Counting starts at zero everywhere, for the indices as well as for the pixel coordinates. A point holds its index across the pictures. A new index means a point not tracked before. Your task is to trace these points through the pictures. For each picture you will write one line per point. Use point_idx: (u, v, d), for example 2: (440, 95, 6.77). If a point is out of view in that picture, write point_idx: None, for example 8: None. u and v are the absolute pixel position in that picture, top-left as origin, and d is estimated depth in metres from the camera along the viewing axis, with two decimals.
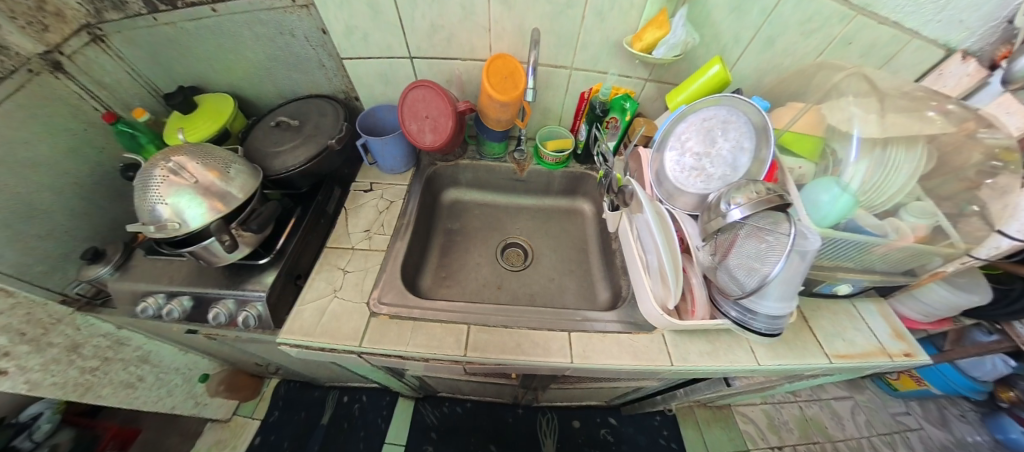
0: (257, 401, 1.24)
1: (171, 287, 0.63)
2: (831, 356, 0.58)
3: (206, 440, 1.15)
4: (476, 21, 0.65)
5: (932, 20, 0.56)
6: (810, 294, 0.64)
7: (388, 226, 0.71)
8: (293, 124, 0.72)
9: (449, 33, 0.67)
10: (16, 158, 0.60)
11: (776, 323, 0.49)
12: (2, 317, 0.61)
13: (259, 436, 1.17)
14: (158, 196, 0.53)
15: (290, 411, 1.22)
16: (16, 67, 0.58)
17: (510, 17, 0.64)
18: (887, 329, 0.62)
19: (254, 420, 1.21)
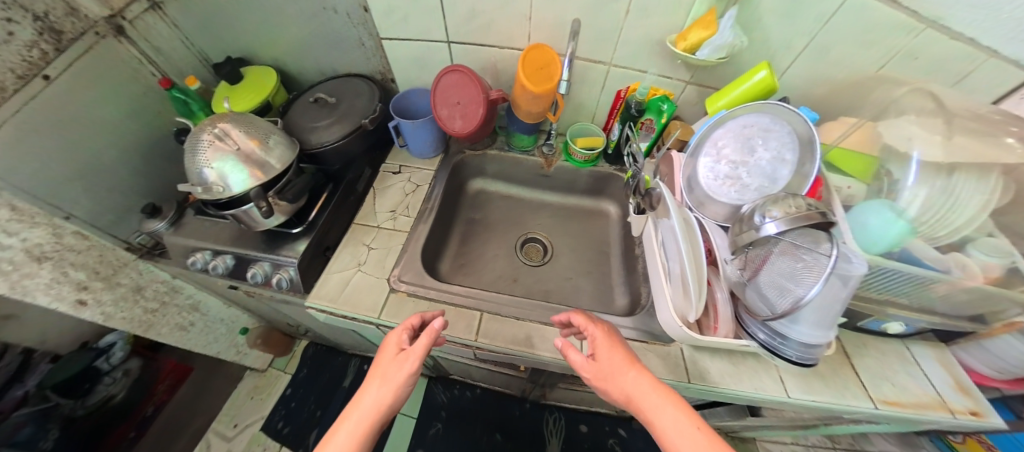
0: (290, 357, 1.32)
1: (217, 246, 0.69)
2: (877, 401, 0.52)
3: (247, 384, 1.27)
4: (514, 9, 0.64)
5: (1016, 39, 0.48)
6: (854, 328, 0.59)
7: (412, 209, 0.73)
8: (330, 102, 0.75)
9: (484, 19, 0.66)
10: (89, 117, 0.68)
11: (811, 351, 0.43)
12: (80, 255, 0.70)
13: (290, 388, 1.26)
14: (206, 160, 0.58)
15: (316, 373, 1.28)
16: (84, 29, 0.65)
17: (549, 7, 0.63)
18: (948, 381, 0.56)
19: (287, 374, 1.30)
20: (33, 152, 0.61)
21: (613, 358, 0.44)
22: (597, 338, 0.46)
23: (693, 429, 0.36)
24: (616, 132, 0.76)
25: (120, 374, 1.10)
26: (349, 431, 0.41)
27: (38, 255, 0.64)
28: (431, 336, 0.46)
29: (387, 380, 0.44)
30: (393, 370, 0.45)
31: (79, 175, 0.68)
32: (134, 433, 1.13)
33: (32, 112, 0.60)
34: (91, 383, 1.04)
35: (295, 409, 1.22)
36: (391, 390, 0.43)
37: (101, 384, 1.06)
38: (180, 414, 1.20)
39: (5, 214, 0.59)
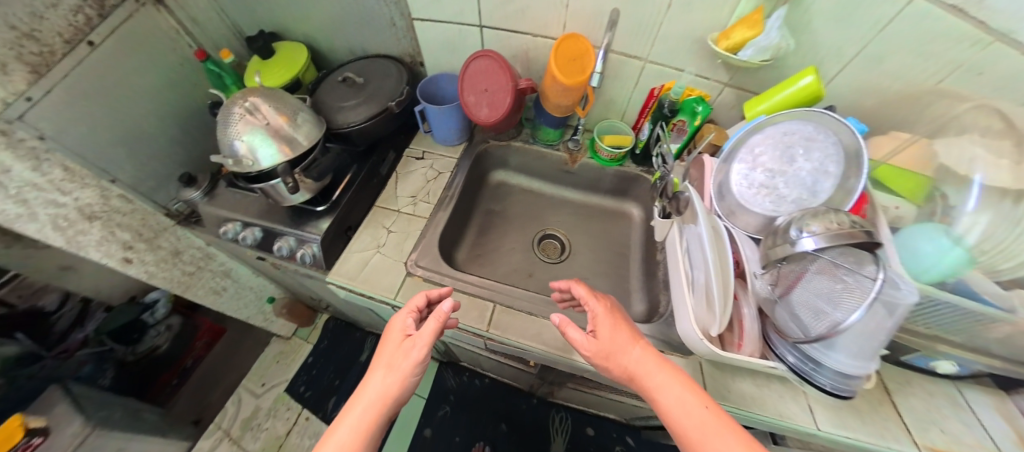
0: (312, 328, 1.38)
1: (247, 218, 0.74)
2: (921, 446, 0.48)
3: (272, 348, 1.33)
4: None
5: None
6: (896, 362, 0.55)
7: (433, 195, 0.73)
8: (358, 83, 0.75)
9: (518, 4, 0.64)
10: (126, 84, 0.73)
11: (848, 381, 0.39)
12: (126, 217, 0.78)
13: (311, 356, 1.31)
14: (236, 133, 0.60)
15: (336, 345, 1.33)
16: None
17: None
18: (1009, 434, 0.49)
19: (310, 343, 1.35)
20: (79, 117, 0.67)
21: (619, 335, 0.43)
22: (600, 316, 0.45)
23: (698, 408, 0.36)
24: (646, 132, 0.73)
25: (163, 328, 1.19)
26: (355, 421, 0.41)
27: (90, 214, 0.72)
28: (438, 320, 0.45)
29: (392, 369, 0.43)
30: (399, 359, 0.44)
31: (118, 140, 0.74)
32: (177, 381, 1.24)
33: (75, 80, 0.65)
34: (139, 334, 1.13)
35: (316, 376, 1.27)
36: (397, 380, 0.43)
37: (148, 335, 1.15)
38: (216, 369, 1.30)
39: (59, 175, 0.66)
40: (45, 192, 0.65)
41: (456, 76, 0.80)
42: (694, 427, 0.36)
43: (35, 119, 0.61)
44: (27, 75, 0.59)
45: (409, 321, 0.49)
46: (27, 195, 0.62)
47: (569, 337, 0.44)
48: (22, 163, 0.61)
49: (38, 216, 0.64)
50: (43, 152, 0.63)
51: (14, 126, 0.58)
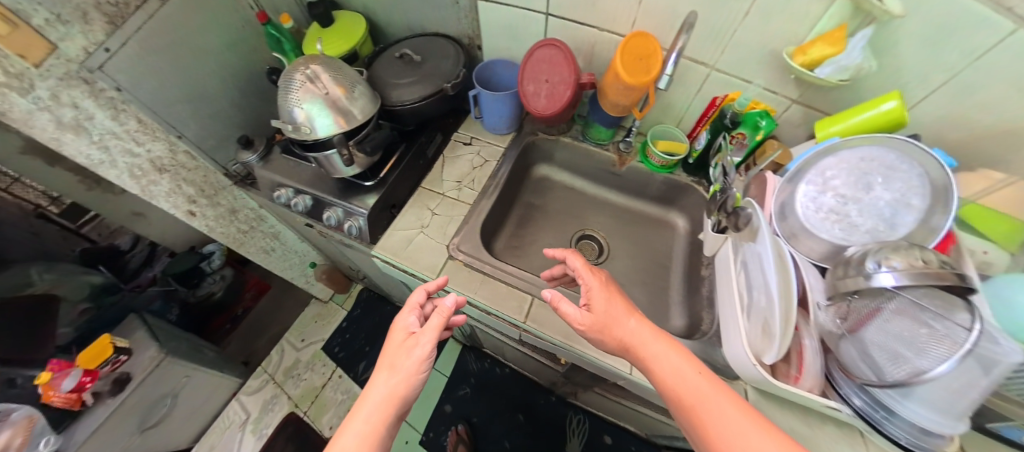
0: (347, 296, 1.47)
1: (298, 186, 0.79)
2: None
3: (311, 310, 1.44)
4: None
5: None
6: None
7: (478, 183, 0.73)
8: (414, 60, 0.75)
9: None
10: (191, 41, 0.77)
11: (931, 439, 0.34)
12: (190, 173, 0.88)
13: (345, 322, 1.40)
14: (297, 100, 0.62)
15: (368, 314, 1.42)
16: None
17: None
18: None
19: (344, 310, 1.44)
20: (156, 76, 0.75)
21: (618, 308, 0.46)
22: (594, 290, 0.48)
23: (694, 374, 0.38)
24: (704, 141, 0.70)
25: (218, 277, 1.35)
26: (364, 421, 0.41)
27: (160, 167, 0.82)
28: (443, 316, 0.48)
29: (395, 368, 0.45)
30: (401, 357, 0.46)
31: (186, 99, 0.81)
32: (229, 325, 1.43)
33: (150, 35, 0.71)
34: (199, 280, 1.30)
35: (349, 339, 1.37)
36: (400, 379, 0.44)
37: (206, 281, 1.32)
38: (262, 318, 1.49)
39: (134, 126, 0.76)
40: (124, 142, 0.75)
41: (512, 62, 0.78)
42: (689, 390, 0.37)
43: (113, 71, 0.68)
44: (106, 26, 0.66)
45: (412, 318, 0.50)
46: (108, 143, 0.73)
47: (561, 312, 0.47)
48: (103, 111, 0.71)
49: (117, 165, 0.76)
50: (120, 102, 0.72)
51: (96, 75, 0.67)
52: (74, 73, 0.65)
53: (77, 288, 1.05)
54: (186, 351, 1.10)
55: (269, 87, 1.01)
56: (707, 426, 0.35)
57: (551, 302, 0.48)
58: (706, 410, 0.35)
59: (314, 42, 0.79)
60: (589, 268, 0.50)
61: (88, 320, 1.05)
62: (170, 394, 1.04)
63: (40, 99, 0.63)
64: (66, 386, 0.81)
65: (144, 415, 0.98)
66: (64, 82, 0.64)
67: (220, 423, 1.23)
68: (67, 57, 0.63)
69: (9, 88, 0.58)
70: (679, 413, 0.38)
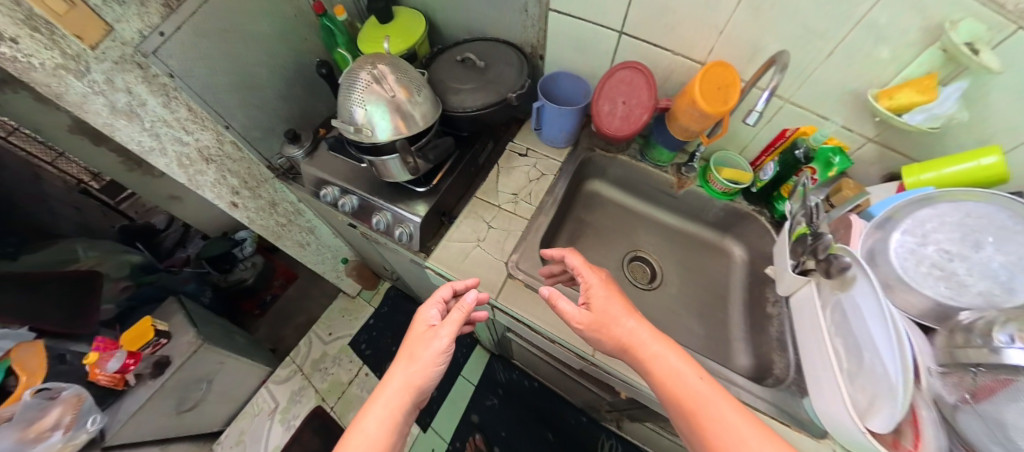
0: (375, 293, 1.47)
1: (344, 185, 0.79)
2: None
3: (338, 304, 1.45)
4: (709, 20, 0.57)
5: None
6: None
7: (535, 196, 0.71)
8: (478, 66, 0.72)
9: (671, 16, 0.59)
10: (245, 28, 0.75)
11: None
12: (235, 165, 0.88)
13: (373, 319, 1.41)
14: (363, 100, 0.59)
15: (395, 312, 1.43)
16: None
17: (749, 27, 0.55)
18: None
19: (371, 307, 1.45)
20: (207, 61, 0.72)
21: (616, 307, 0.49)
22: (594, 288, 0.50)
23: (694, 378, 0.42)
24: (771, 173, 0.67)
25: (248, 264, 1.42)
26: (384, 407, 0.45)
27: (207, 157, 0.82)
28: (463, 311, 0.51)
29: (413, 359, 0.49)
30: (420, 348, 0.49)
31: (234, 87, 0.79)
32: (258, 311, 1.51)
33: (205, 19, 0.68)
34: (231, 265, 1.36)
35: (376, 337, 1.38)
36: (417, 369, 0.48)
37: (239, 268, 1.38)
38: (288, 306, 1.53)
39: (183, 114, 0.75)
40: (174, 130, 0.75)
41: (575, 75, 0.76)
42: (687, 391, 0.41)
43: (166, 56, 0.67)
44: (161, 9, 0.64)
45: (432, 311, 0.54)
46: (158, 130, 0.73)
47: (559, 309, 0.49)
48: (155, 98, 0.70)
49: (167, 153, 0.76)
50: (172, 89, 0.71)
51: (150, 60, 0.65)
52: (129, 56, 0.64)
53: (119, 266, 1.15)
54: (219, 337, 1.11)
55: (317, 80, 1.00)
56: (703, 424, 0.39)
57: (548, 299, 0.50)
58: (703, 410, 0.39)
59: (381, 39, 0.76)
60: (589, 266, 0.52)
61: (128, 296, 1.16)
62: (205, 378, 1.06)
63: (95, 83, 0.62)
64: (111, 367, 0.86)
65: (180, 398, 1.00)
66: (118, 66, 0.63)
67: (250, 409, 1.23)
68: (122, 41, 0.62)
69: (65, 69, 0.58)
70: (675, 411, 0.42)
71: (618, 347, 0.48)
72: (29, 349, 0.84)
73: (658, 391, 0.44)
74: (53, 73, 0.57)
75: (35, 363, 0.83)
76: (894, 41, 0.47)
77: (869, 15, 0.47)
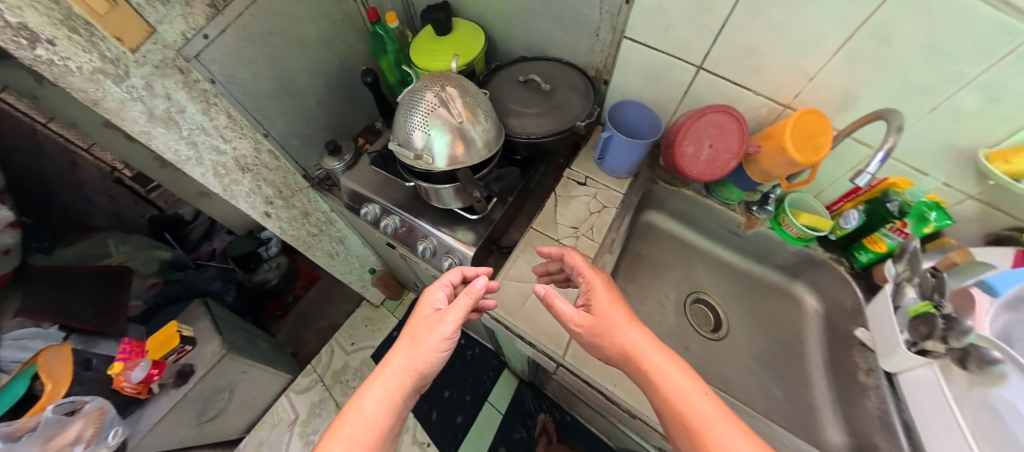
0: (399, 303, 1.45)
1: (386, 205, 0.75)
2: None
3: (361, 313, 1.44)
4: (799, 66, 0.53)
5: None
6: None
7: (597, 231, 0.70)
8: (544, 89, 0.70)
9: (759, 59, 0.56)
10: (291, 32, 0.72)
11: None
12: (272, 174, 0.86)
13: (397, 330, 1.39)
14: (428, 126, 0.54)
15: None
16: None
17: (842, 76, 0.51)
18: None
19: (394, 318, 1.42)
20: (249, 65, 0.69)
21: (618, 312, 0.49)
22: (597, 291, 0.50)
23: (698, 394, 0.42)
24: (855, 223, 0.61)
25: (273, 264, 1.41)
26: (383, 387, 0.47)
27: (243, 166, 0.80)
28: (471, 297, 0.50)
29: (415, 342, 0.49)
30: (423, 332, 0.50)
31: (274, 94, 0.77)
32: (280, 312, 1.51)
33: (247, 22, 0.64)
34: (256, 265, 1.36)
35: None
36: (415, 353, 0.48)
37: (263, 268, 1.38)
38: (310, 309, 1.53)
39: (223, 122, 0.72)
40: (211, 137, 0.71)
41: (644, 104, 0.73)
42: (693, 410, 0.41)
43: (208, 60, 0.63)
44: (207, 9, 0.59)
45: (438, 294, 0.54)
46: (196, 138, 0.69)
47: (557, 309, 0.49)
48: (195, 105, 0.66)
49: (203, 162, 0.72)
50: (213, 95, 0.68)
51: (190, 64, 0.62)
52: (171, 61, 0.59)
53: (148, 262, 1.18)
54: (243, 345, 1.10)
55: (358, 88, 0.97)
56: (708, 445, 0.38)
57: (545, 297, 0.50)
58: (710, 431, 0.39)
59: (437, 52, 0.74)
60: (589, 267, 0.53)
61: (155, 293, 1.16)
62: (227, 388, 1.05)
63: (134, 89, 0.57)
64: (134, 377, 0.85)
65: (202, 409, 1.00)
66: (159, 70, 0.59)
67: (270, 418, 1.22)
68: (163, 43, 0.57)
69: (101, 74, 0.53)
70: (674, 424, 0.42)
71: (619, 354, 0.47)
72: (57, 355, 0.85)
73: (656, 404, 0.43)
74: (90, 78, 0.52)
75: (62, 370, 0.83)
76: (1005, 104, 0.43)
77: (981, 77, 0.42)
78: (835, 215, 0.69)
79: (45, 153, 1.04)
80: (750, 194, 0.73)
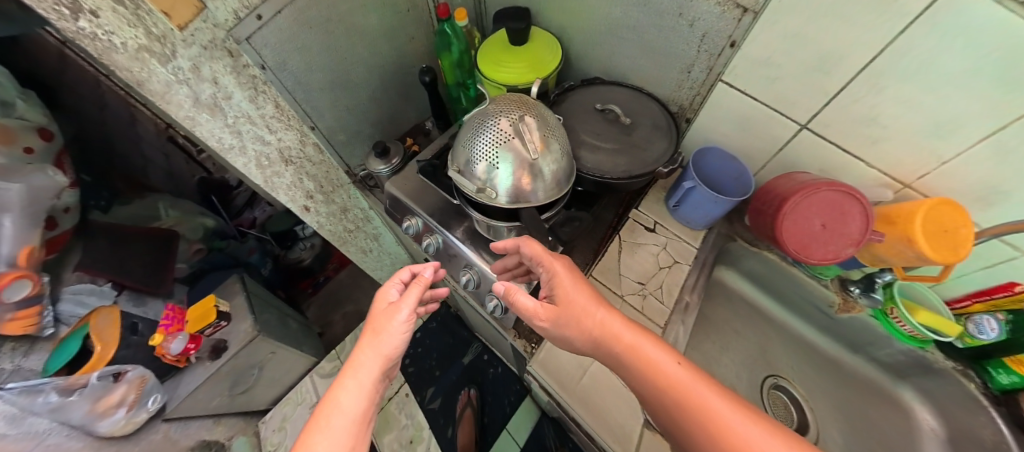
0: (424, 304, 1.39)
1: (427, 220, 0.69)
2: None
3: None
4: (935, 145, 0.49)
5: None
6: None
7: (668, 294, 0.62)
8: (624, 123, 0.66)
9: (879, 130, 0.52)
10: (353, 21, 0.69)
11: None
12: (316, 168, 0.84)
13: (420, 332, 1.28)
14: (497, 159, 0.49)
15: (445, 329, 1.29)
16: None
17: (991, 164, 0.46)
18: None
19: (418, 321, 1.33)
20: (304, 52, 0.64)
21: (580, 295, 0.47)
22: (560, 277, 0.48)
23: (673, 363, 0.39)
24: (996, 334, 0.54)
25: (309, 244, 1.48)
26: (357, 379, 0.42)
27: (288, 158, 0.76)
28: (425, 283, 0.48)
29: (377, 334, 0.45)
30: (382, 323, 0.45)
31: (327, 85, 0.73)
32: (311, 289, 1.56)
33: (308, 5, 0.59)
34: (292, 243, 1.46)
35: (420, 353, 1.24)
36: (380, 341, 0.44)
37: (298, 246, 1.47)
38: (339, 291, 1.59)
39: (270, 111, 0.67)
40: (257, 127, 0.66)
41: (731, 155, 0.69)
42: (672, 379, 0.38)
43: (260, 44, 0.57)
44: None
45: (392, 291, 0.50)
46: (241, 127, 0.64)
47: (519, 304, 0.48)
48: (242, 91, 0.60)
49: (247, 152, 0.68)
50: (261, 82, 0.62)
51: (241, 47, 0.56)
52: (220, 41, 0.53)
53: (195, 229, 1.20)
54: (274, 326, 1.12)
55: (411, 87, 0.93)
56: (700, 413, 0.35)
57: (506, 294, 0.49)
58: (694, 394, 0.36)
59: (506, 64, 0.71)
60: (549, 254, 0.49)
61: (199, 259, 1.19)
62: (257, 365, 1.07)
63: (180, 71, 0.51)
64: (173, 349, 0.88)
65: (234, 382, 1.03)
66: (207, 52, 0.52)
67: (295, 396, 1.25)
68: (214, 22, 0.51)
69: (148, 52, 0.46)
70: (666, 405, 0.38)
71: (595, 343, 0.45)
72: (107, 317, 0.87)
73: (642, 389, 0.40)
74: (136, 57, 0.46)
75: (112, 333, 0.87)
76: None
77: None
78: (960, 314, 0.60)
79: (107, 106, 1.04)
80: (849, 271, 0.66)
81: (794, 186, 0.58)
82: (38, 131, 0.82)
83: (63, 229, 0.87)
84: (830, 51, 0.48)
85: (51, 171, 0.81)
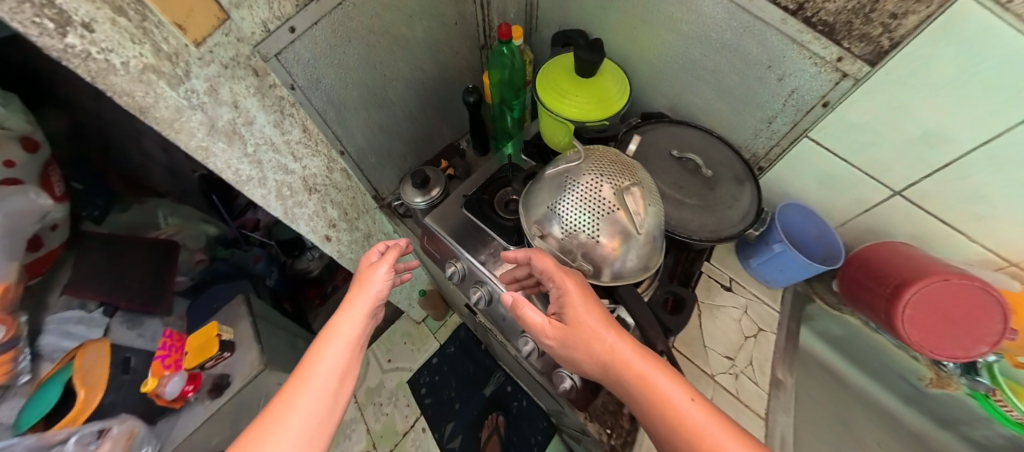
0: (442, 324, 1.30)
1: (481, 272, 0.59)
2: None
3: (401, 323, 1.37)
4: None
5: None
6: None
7: (762, 371, 0.56)
8: (705, 175, 0.57)
9: (985, 209, 0.45)
10: (399, 32, 0.58)
11: None
12: (341, 194, 0.72)
13: (436, 358, 1.24)
14: (589, 226, 0.41)
15: (462, 356, 1.24)
16: None
17: None
18: None
19: (436, 340, 1.28)
20: (340, 67, 0.54)
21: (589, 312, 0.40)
22: (571, 298, 0.40)
23: (688, 403, 0.34)
24: None
25: (317, 254, 1.36)
26: (345, 323, 0.41)
27: (312, 186, 0.64)
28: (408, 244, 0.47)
29: (362, 282, 0.44)
30: (366, 274, 0.45)
31: (361, 103, 0.62)
32: (319, 300, 1.43)
33: (347, 14, 0.49)
34: (299, 252, 1.33)
35: (438, 383, 1.20)
36: (366, 291, 0.44)
37: (307, 255, 1.33)
38: None
39: (297, 136, 0.55)
40: (280, 155, 0.54)
41: (815, 212, 0.62)
42: (684, 423, 0.33)
43: (290, 60, 0.47)
44: None
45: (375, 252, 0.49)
46: (263, 155, 0.52)
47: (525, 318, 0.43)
48: (268, 115, 0.49)
49: (266, 183, 0.55)
50: (289, 104, 0.50)
51: (268, 64, 0.45)
52: (245, 59, 0.42)
53: (196, 237, 1.09)
54: (284, 353, 1.02)
55: (449, 102, 0.83)
56: None
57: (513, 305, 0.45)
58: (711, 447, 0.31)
59: (568, 95, 0.63)
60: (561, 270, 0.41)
61: (202, 269, 1.10)
62: (261, 400, 0.97)
63: (193, 93, 0.39)
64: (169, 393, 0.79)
65: (236, 417, 0.92)
66: (229, 71, 0.41)
67: None
68: (239, 35, 0.40)
69: (155, 71, 0.34)
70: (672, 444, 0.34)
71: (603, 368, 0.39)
72: (96, 354, 0.76)
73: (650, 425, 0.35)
74: (139, 78, 0.34)
75: (98, 375, 0.75)
76: None
77: None
78: None
79: None
80: None
81: (901, 267, 0.50)
82: (23, 140, 0.69)
83: (50, 248, 0.76)
84: (933, 129, 0.42)
85: (34, 192, 0.68)
